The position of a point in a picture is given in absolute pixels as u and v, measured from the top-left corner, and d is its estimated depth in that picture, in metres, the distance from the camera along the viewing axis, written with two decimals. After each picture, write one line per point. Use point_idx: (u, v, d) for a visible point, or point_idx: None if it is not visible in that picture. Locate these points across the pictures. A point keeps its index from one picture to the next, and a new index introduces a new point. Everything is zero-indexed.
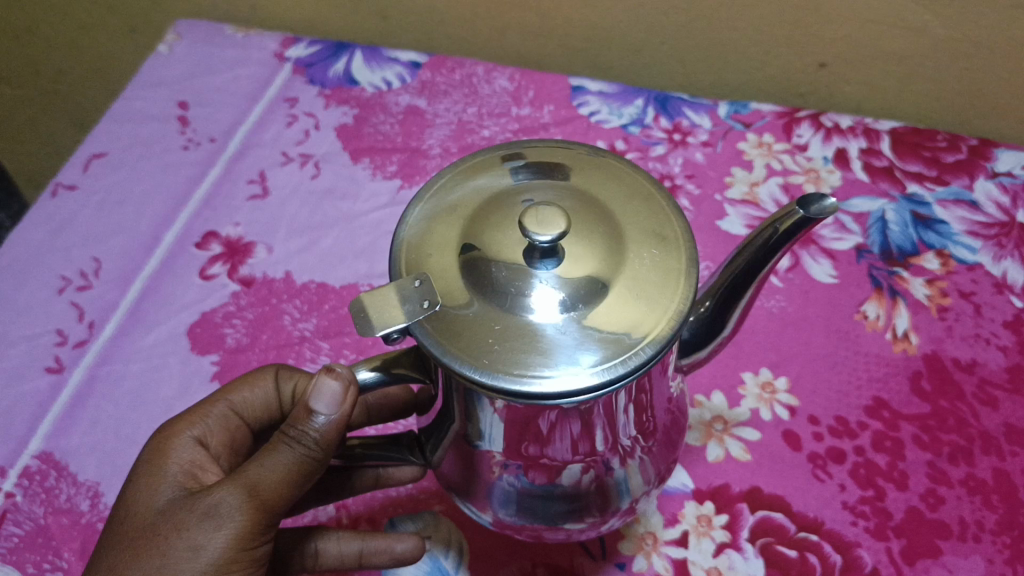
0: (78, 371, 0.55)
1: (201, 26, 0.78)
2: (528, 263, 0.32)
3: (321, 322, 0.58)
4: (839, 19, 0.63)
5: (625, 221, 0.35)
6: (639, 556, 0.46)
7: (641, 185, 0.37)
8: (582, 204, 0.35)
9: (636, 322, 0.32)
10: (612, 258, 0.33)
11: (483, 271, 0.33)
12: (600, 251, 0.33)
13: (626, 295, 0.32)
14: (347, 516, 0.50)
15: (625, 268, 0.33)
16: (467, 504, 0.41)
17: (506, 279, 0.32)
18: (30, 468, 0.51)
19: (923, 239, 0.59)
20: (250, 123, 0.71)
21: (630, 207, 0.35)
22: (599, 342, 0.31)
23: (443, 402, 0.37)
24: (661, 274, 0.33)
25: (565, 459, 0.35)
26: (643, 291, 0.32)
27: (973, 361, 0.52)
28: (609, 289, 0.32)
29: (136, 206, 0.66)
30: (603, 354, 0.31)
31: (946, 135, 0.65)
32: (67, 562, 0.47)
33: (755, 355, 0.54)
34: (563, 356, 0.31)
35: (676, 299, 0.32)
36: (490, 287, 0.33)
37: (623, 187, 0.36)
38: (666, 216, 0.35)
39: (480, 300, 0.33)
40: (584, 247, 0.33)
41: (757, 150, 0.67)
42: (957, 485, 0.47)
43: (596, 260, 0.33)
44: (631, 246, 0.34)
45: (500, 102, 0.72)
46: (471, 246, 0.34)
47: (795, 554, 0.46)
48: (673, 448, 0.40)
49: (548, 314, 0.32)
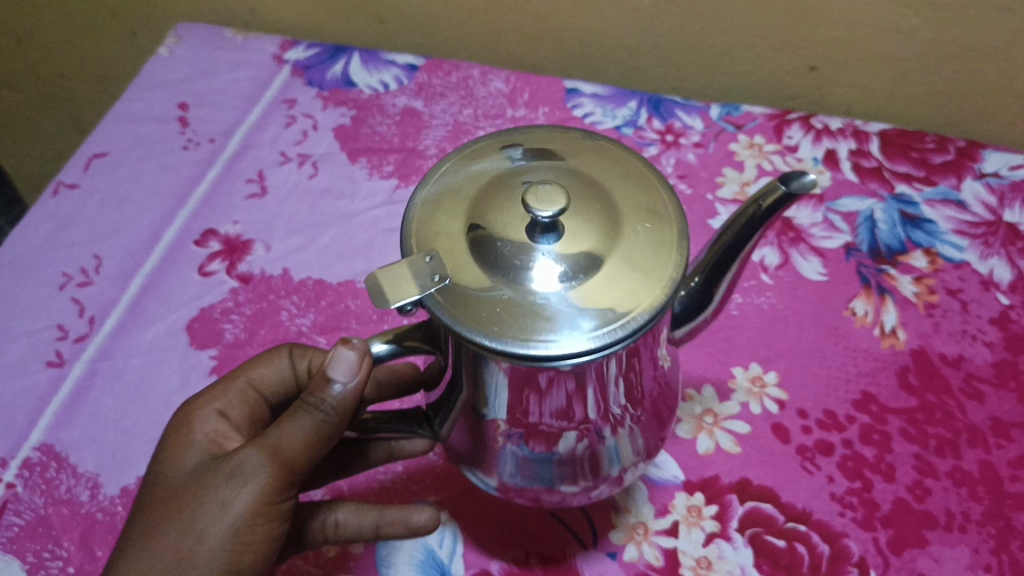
0: (79, 365, 0.56)
1: (201, 29, 0.80)
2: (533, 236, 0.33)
3: (319, 318, 0.59)
4: (830, 23, 0.64)
5: (620, 198, 0.36)
6: (630, 546, 0.47)
7: (644, 170, 0.37)
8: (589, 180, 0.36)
9: (634, 292, 0.32)
10: (609, 233, 0.34)
11: (494, 246, 0.34)
12: (600, 228, 0.34)
13: (623, 266, 0.33)
14: (343, 505, 0.50)
15: (621, 243, 0.34)
16: (473, 473, 0.42)
17: (512, 249, 0.33)
18: (30, 459, 0.52)
19: (911, 237, 0.60)
20: (249, 124, 0.72)
21: (631, 190, 0.36)
22: (602, 306, 0.32)
23: (452, 372, 0.37)
24: (659, 247, 0.34)
25: (562, 426, 0.36)
26: (642, 265, 0.33)
27: (960, 356, 0.53)
28: (608, 262, 0.33)
29: (136, 205, 0.66)
30: (603, 318, 0.31)
31: (934, 137, 0.66)
32: (67, 551, 0.48)
33: (746, 350, 0.55)
34: (564, 319, 0.31)
35: (672, 271, 0.33)
36: (498, 257, 0.34)
37: (618, 168, 0.37)
38: (660, 194, 0.36)
39: (489, 268, 0.34)
40: (583, 223, 0.34)
41: (748, 151, 0.68)
42: (944, 476, 0.48)
43: (593, 235, 0.34)
44: (627, 222, 0.35)
45: (495, 103, 0.73)
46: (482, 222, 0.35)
47: (783, 544, 0.46)
48: (661, 426, 0.41)
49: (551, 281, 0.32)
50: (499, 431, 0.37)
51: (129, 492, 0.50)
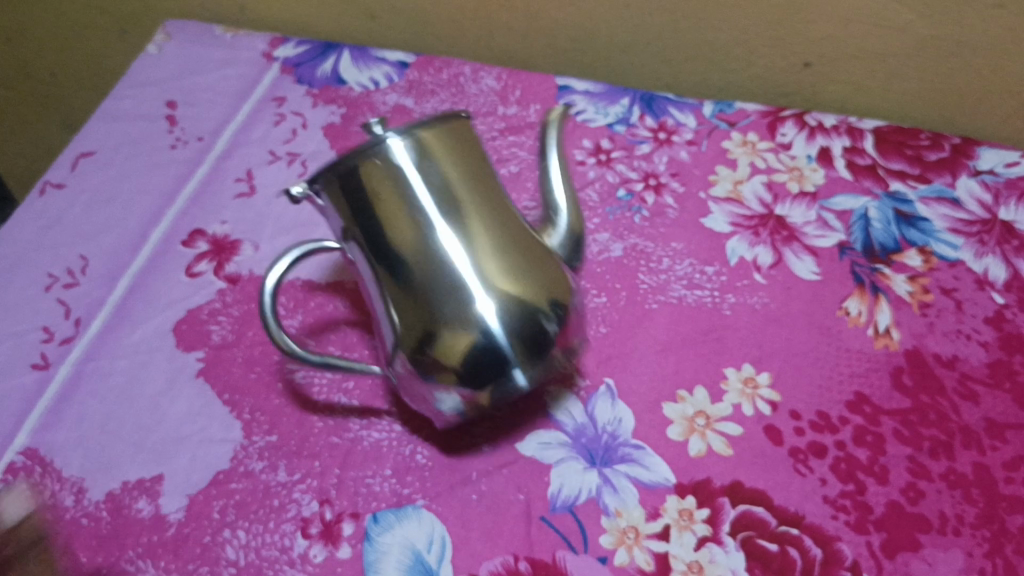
0: (65, 367, 0.55)
1: (188, 26, 0.81)
2: (446, 253, 0.43)
3: (307, 320, 0.58)
4: (822, 21, 0.65)
5: (436, 141, 0.46)
6: (620, 550, 0.46)
7: (488, 159, 0.48)
8: (462, 158, 0.46)
9: (444, 154, 0.42)
10: (429, 148, 0.45)
11: (411, 262, 0.43)
12: (502, 251, 0.44)
13: (429, 141, 0.43)
14: (331, 511, 0.48)
15: (438, 146, 0.45)
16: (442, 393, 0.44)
17: (435, 270, 0.43)
18: (14, 464, 0.51)
19: (905, 236, 0.60)
20: (237, 123, 0.71)
21: (490, 180, 0.47)
22: (526, 308, 0.43)
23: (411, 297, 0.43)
24: (442, 140, 0.45)
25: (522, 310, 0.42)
26: (536, 266, 0.45)
27: (954, 357, 0.53)
28: (432, 148, 0.44)
29: (124, 204, 0.66)
30: (528, 312, 0.43)
31: (929, 135, 0.66)
32: (51, 557, 0.47)
33: (738, 350, 0.54)
34: (508, 323, 0.42)
35: (457, 147, 0.44)
36: (428, 281, 0.43)
37: (422, 134, 0.47)
38: (442, 124, 0.47)
39: (426, 299, 0.43)
40: (412, 150, 0.44)
41: (741, 148, 0.67)
42: (938, 478, 0.48)
43: (419, 147, 0.44)
44: (443, 139, 0.45)
45: (487, 101, 0.72)
46: (380, 215, 0.44)
47: (775, 547, 0.46)
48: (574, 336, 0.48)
49: (487, 307, 0.42)
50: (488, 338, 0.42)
51: (114, 497, 0.49)
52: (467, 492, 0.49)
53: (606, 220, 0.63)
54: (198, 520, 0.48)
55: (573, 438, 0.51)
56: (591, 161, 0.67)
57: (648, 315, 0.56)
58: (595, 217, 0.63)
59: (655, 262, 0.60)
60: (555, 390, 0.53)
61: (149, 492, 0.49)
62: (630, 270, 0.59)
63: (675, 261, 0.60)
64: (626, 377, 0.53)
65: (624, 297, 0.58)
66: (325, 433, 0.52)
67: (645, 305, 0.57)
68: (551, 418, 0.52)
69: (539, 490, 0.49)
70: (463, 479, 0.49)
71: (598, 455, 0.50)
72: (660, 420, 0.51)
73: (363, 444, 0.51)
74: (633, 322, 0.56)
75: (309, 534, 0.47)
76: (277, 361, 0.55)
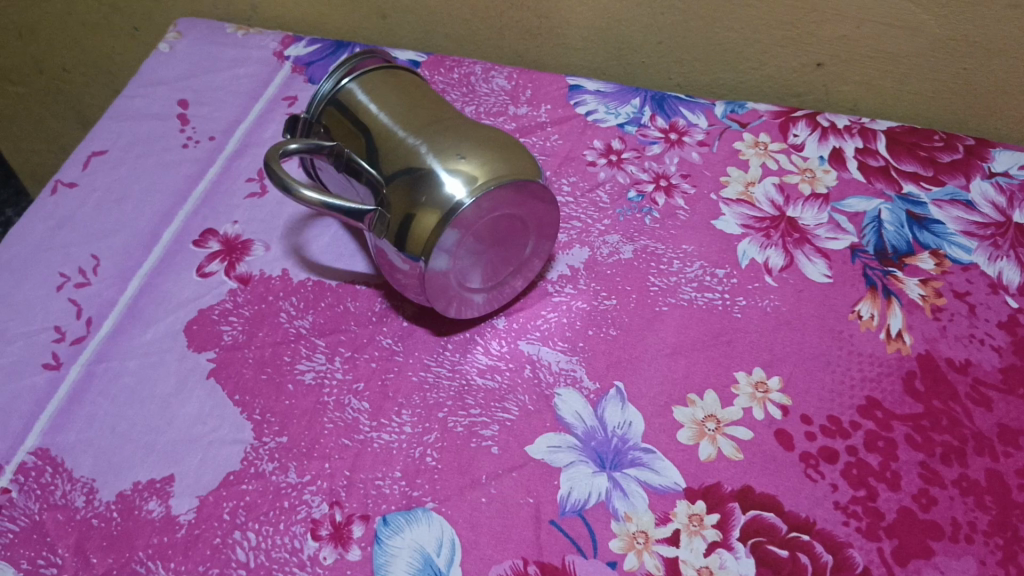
0: (76, 367, 0.55)
1: (201, 25, 0.81)
2: (417, 156, 0.50)
3: (318, 320, 0.58)
4: (835, 20, 0.65)
5: (391, 83, 0.56)
6: (630, 555, 0.46)
7: (436, 93, 0.57)
8: (398, 93, 0.55)
9: (415, 103, 0.55)
10: (392, 86, 0.56)
11: (391, 167, 0.51)
12: (465, 140, 0.51)
13: (390, 90, 0.55)
14: (341, 514, 0.48)
15: (398, 84, 0.56)
16: (452, 218, 0.48)
17: (410, 173, 0.50)
18: (26, 464, 0.51)
19: (918, 238, 0.59)
20: (249, 122, 0.72)
21: (442, 104, 0.56)
22: (491, 182, 0.48)
23: (411, 196, 0.49)
24: (400, 86, 0.56)
25: (513, 208, 0.51)
26: (502, 149, 0.51)
27: (967, 361, 0.53)
28: (389, 89, 0.55)
29: (135, 204, 0.66)
30: (495, 185, 0.49)
31: (942, 136, 0.67)
32: (61, 558, 0.47)
33: (749, 354, 0.54)
34: (476, 194, 0.48)
35: (430, 98, 0.56)
36: (406, 180, 0.50)
37: (399, 79, 0.57)
38: (395, 75, 0.57)
39: (403, 192, 0.50)
40: (379, 89, 0.55)
41: (753, 149, 0.67)
42: (950, 485, 0.48)
43: (378, 85, 0.56)
44: (408, 83, 0.57)
45: (497, 101, 0.72)
46: (363, 143, 0.53)
47: (786, 554, 0.45)
48: (540, 204, 0.52)
49: (454, 185, 0.48)
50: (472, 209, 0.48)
51: (125, 498, 0.49)
52: (475, 496, 0.48)
53: (617, 221, 0.62)
54: (209, 522, 0.48)
55: (583, 441, 0.50)
56: (602, 162, 0.67)
57: (659, 317, 0.56)
58: (605, 218, 0.63)
59: (666, 264, 0.59)
60: (564, 392, 0.53)
61: (160, 493, 0.49)
62: (641, 272, 0.59)
63: (685, 264, 0.59)
64: (636, 380, 0.53)
65: (634, 299, 0.57)
66: (335, 434, 0.51)
67: (656, 307, 0.57)
68: (560, 420, 0.51)
69: (548, 494, 0.48)
70: (472, 482, 0.49)
71: (608, 459, 0.50)
72: (670, 424, 0.51)
73: (373, 446, 0.51)
74: (643, 325, 0.56)
75: (319, 536, 0.47)
76: (289, 362, 0.55)
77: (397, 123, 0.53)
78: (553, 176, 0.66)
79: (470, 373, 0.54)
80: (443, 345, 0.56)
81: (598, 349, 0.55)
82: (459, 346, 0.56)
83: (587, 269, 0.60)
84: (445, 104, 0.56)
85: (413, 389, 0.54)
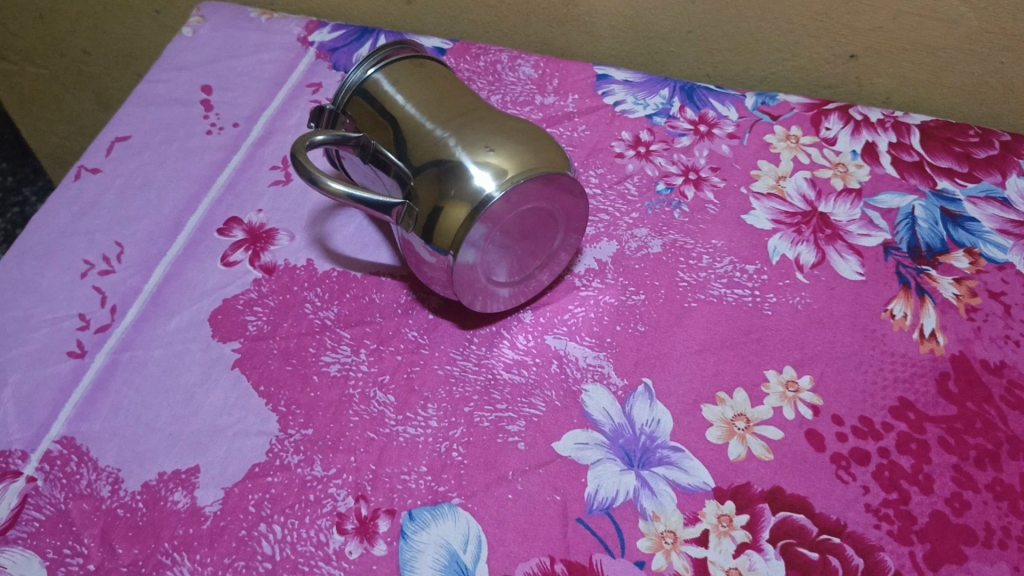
0: (101, 355, 0.54)
1: (224, 9, 0.80)
2: (446, 148, 0.49)
3: (343, 310, 0.57)
4: (872, 12, 0.64)
5: (418, 71, 0.55)
6: (659, 554, 0.45)
7: (464, 84, 0.57)
8: (424, 83, 0.55)
9: (443, 94, 0.54)
10: (420, 75, 0.55)
11: (419, 158, 0.50)
12: (495, 133, 0.50)
13: (417, 80, 0.55)
14: (367, 508, 0.48)
15: (428, 74, 0.56)
16: (481, 210, 0.47)
17: (439, 166, 0.49)
18: (51, 453, 0.50)
19: (952, 237, 0.59)
20: (272, 109, 0.72)
21: (469, 95, 0.55)
22: (521, 175, 0.48)
23: (442, 192, 0.48)
24: (426, 76, 0.55)
25: (544, 200, 0.50)
26: (531, 142, 0.50)
27: (1002, 363, 0.52)
28: (418, 79, 0.55)
29: (160, 191, 0.65)
30: (524, 179, 0.48)
31: (977, 132, 0.67)
32: (87, 548, 0.46)
33: (780, 352, 0.53)
34: (505, 187, 0.47)
35: (454, 89, 0.55)
36: (435, 172, 0.49)
37: (426, 67, 0.56)
38: (421, 63, 0.56)
39: (432, 185, 0.49)
40: (407, 78, 0.55)
41: (784, 142, 0.66)
42: (983, 489, 0.47)
43: (406, 74, 0.55)
44: (435, 73, 0.56)
45: (524, 90, 0.71)
46: (391, 134, 0.53)
47: (816, 556, 0.45)
48: (569, 198, 0.52)
49: (482, 178, 0.47)
50: (502, 202, 0.48)
51: (151, 489, 0.48)
52: (502, 492, 0.48)
53: (646, 214, 0.62)
54: (234, 513, 0.47)
55: (611, 439, 0.50)
56: (630, 153, 0.66)
57: (688, 313, 0.56)
58: (633, 211, 0.62)
59: (694, 259, 0.59)
60: (592, 388, 0.52)
61: (185, 484, 0.49)
62: (669, 267, 0.58)
63: (715, 259, 0.59)
64: (664, 377, 0.53)
65: (663, 294, 0.57)
66: (361, 427, 0.51)
67: (684, 303, 0.56)
68: (587, 417, 0.51)
69: (576, 491, 0.48)
70: (498, 478, 0.48)
71: (636, 456, 0.49)
72: (699, 423, 0.50)
73: (398, 439, 0.50)
74: (672, 321, 0.55)
75: (344, 530, 0.47)
76: (313, 353, 0.55)
77: (424, 114, 0.52)
78: (581, 167, 0.65)
79: (497, 367, 0.54)
80: (469, 338, 0.56)
81: (626, 345, 0.54)
82: (485, 340, 0.56)
83: (615, 263, 0.59)
84: (471, 93, 0.56)
85: (439, 382, 0.53)
